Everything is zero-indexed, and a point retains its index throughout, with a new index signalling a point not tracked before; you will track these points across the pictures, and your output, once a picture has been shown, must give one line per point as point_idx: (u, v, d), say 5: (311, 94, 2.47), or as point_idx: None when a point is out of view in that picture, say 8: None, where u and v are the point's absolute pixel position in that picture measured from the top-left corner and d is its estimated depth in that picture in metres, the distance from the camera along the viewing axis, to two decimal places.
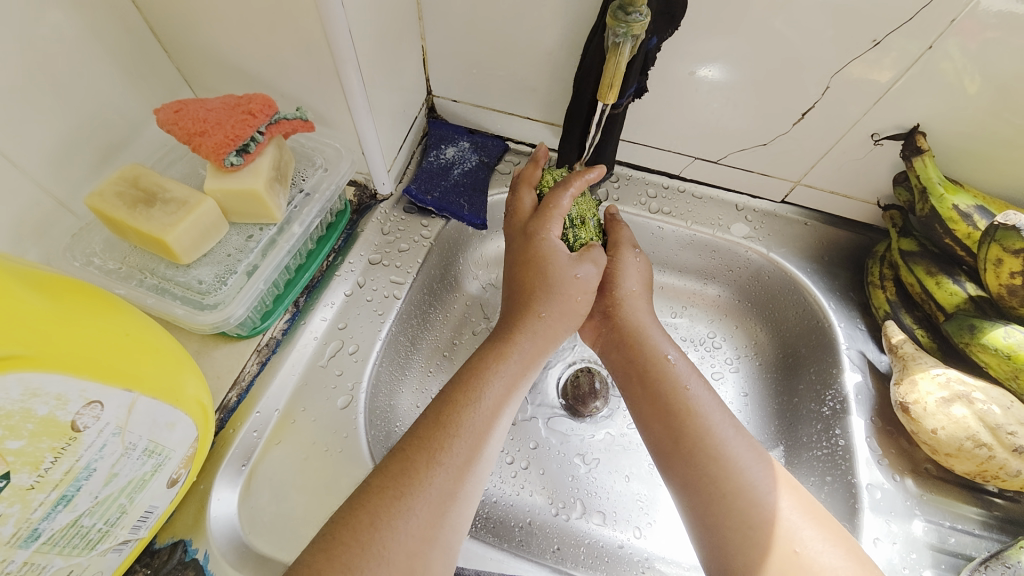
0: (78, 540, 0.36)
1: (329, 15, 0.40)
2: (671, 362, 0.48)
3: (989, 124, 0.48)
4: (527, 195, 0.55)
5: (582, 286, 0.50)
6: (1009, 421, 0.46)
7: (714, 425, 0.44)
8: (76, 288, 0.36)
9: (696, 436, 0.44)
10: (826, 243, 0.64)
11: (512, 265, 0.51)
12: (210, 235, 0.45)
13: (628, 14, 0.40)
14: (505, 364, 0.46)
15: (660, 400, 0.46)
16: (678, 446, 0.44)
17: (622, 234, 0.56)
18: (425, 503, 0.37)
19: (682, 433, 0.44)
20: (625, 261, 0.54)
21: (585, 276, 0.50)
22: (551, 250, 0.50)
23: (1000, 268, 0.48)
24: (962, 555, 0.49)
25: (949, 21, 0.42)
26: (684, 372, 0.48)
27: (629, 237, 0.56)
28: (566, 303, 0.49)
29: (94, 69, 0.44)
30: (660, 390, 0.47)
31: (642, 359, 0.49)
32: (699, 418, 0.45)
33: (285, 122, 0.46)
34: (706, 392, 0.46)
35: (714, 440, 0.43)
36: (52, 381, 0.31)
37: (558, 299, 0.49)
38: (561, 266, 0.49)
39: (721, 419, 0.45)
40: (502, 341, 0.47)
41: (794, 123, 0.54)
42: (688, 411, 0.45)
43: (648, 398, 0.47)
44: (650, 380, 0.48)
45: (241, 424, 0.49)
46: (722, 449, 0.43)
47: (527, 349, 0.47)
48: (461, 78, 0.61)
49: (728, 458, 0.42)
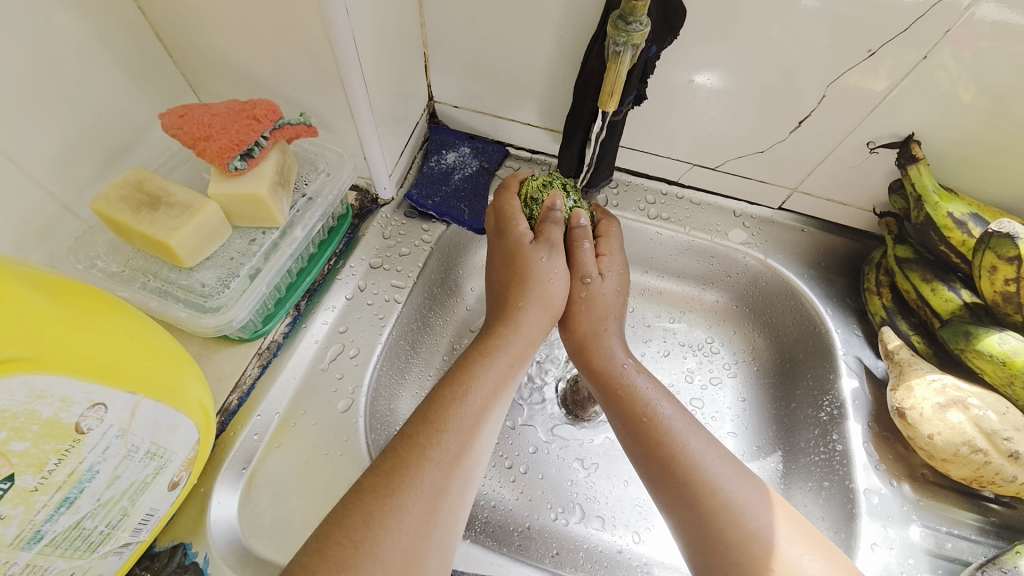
0: (80, 543, 0.36)
1: (333, 20, 0.41)
2: (638, 388, 0.48)
3: (983, 132, 0.48)
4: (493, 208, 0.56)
5: (550, 270, 0.50)
6: (1004, 427, 0.47)
7: (685, 446, 0.44)
8: (79, 290, 0.36)
9: (667, 456, 0.44)
10: (823, 249, 0.64)
11: (497, 268, 0.53)
12: (213, 238, 0.46)
13: (629, 24, 0.41)
14: (491, 358, 0.46)
15: (634, 426, 0.47)
16: (654, 467, 0.45)
17: (580, 257, 0.52)
18: (417, 499, 0.37)
19: (657, 453, 0.45)
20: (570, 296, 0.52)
21: (550, 261, 0.50)
22: (518, 241, 0.51)
23: (995, 275, 0.48)
24: (958, 561, 0.50)
25: (943, 31, 0.43)
26: (652, 396, 0.48)
27: (587, 263, 0.52)
28: (543, 288, 0.49)
29: (100, 74, 0.44)
30: (630, 415, 0.47)
31: (612, 383, 0.49)
32: (671, 440, 0.45)
33: (289, 127, 0.47)
34: (676, 416, 0.47)
35: (686, 461, 0.43)
36: (57, 384, 0.31)
37: (535, 286, 0.49)
38: (528, 254, 0.50)
39: (695, 438, 0.45)
40: (491, 336, 0.48)
41: (791, 131, 0.54)
42: (659, 436, 0.45)
43: (625, 422, 0.47)
44: (622, 403, 0.48)
45: (242, 427, 0.49)
46: (697, 469, 0.43)
47: (513, 345, 0.47)
48: (462, 85, 0.62)
49: (704, 480, 0.42)
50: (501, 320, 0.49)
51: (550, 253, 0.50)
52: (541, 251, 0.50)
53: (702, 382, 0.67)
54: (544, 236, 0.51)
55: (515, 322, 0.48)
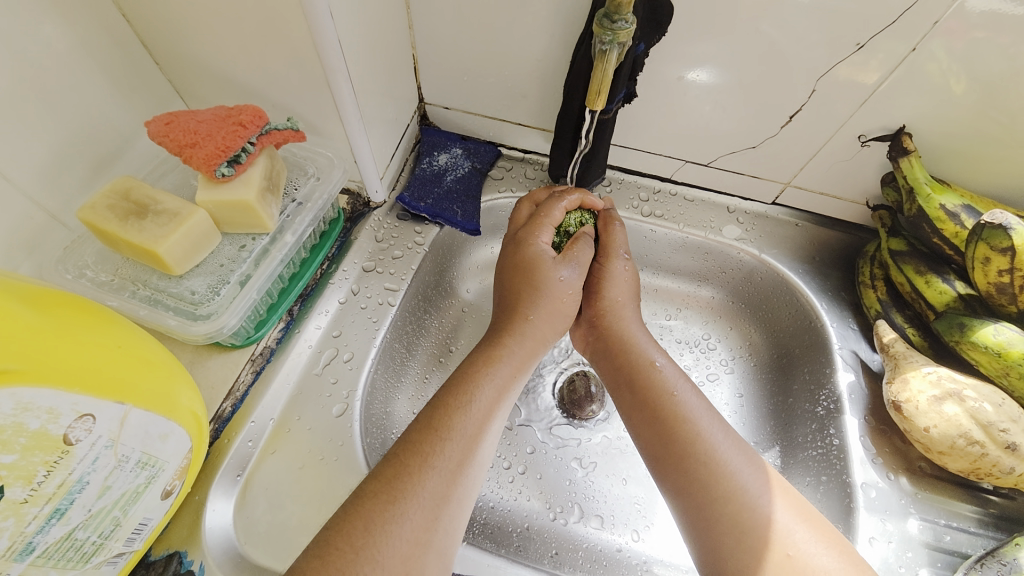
0: (72, 554, 0.36)
1: (318, 24, 0.41)
2: (659, 368, 0.48)
3: (976, 123, 0.48)
4: (525, 208, 0.56)
5: (567, 287, 0.51)
6: (1001, 418, 0.47)
7: (702, 430, 0.44)
8: (66, 301, 0.36)
9: (682, 443, 0.44)
10: (817, 243, 0.64)
11: (507, 268, 0.52)
12: (202, 245, 0.45)
13: (614, 22, 0.41)
14: (495, 367, 0.46)
15: (647, 409, 0.47)
16: (666, 451, 0.44)
17: (613, 237, 0.54)
18: (418, 507, 0.37)
19: (671, 438, 0.44)
20: (614, 270, 0.54)
21: (569, 278, 0.51)
22: (538, 255, 0.51)
23: (988, 266, 0.48)
24: (958, 553, 0.49)
25: (932, 22, 0.42)
26: (672, 377, 0.48)
27: (622, 243, 0.55)
28: (556, 305, 0.50)
29: (86, 83, 0.44)
30: (644, 397, 0.47)
31: (630, 365, 0.49)
32: (690, 423, 0.45)
33: (276, 133, 0.47)
34: (694, 398, 0.47)
35: (704, 445, 0.43)
36: (44, 396, 0.31)
37: (548, 300, 0.50)
38: (547, 269, 0.50)
39: (710, 424, 0.45)
40: (495, 345, 0.48)
41: (782, 126, 0.54)
42: (675, 418, 0.45)
43: (637, 406, 0.47)
44: (637, 386, 0.48)
45: (236, 434, 0.49)
46: (713, 454, 0.43)
47: (517, 354, 0.47)
48: (452, 86, 0.62)
49: (720, 464, 0.42)
50: (508, 326, 0.49)
51: (572, 270, 0.51)
52: (563, 269, 0.51)
53: (700, 379, 0.67)
54: (569, 253, 0.51)
55: (522, 333, 0.49)
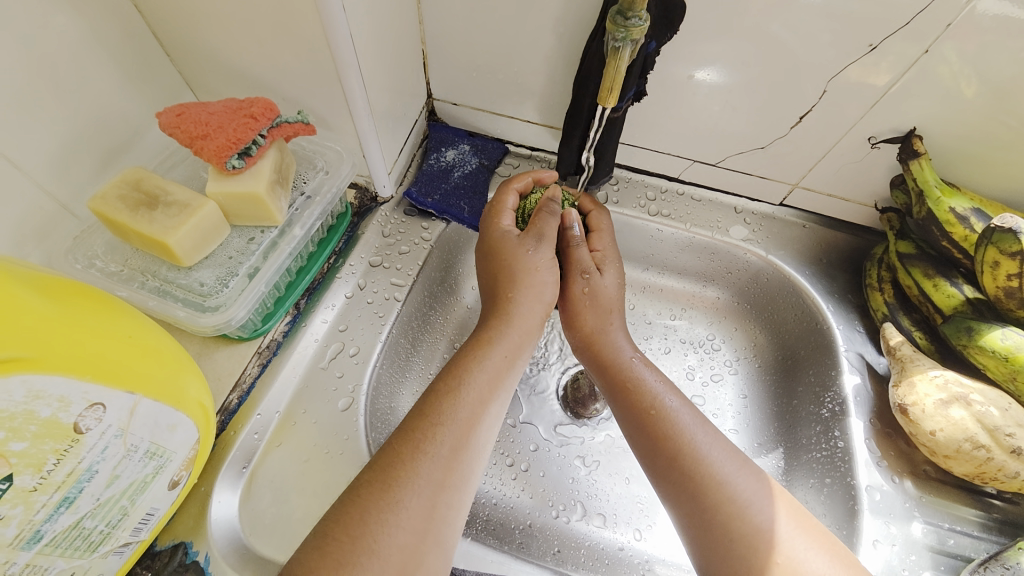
0: (80, 542, 0.36)
1: (330, 18, 0.41)
2: (645, 380, 0.48)
3: (986, 127, 0.48)
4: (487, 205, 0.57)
5: (535, 262, 0.50)
6: (1007, 423, 0.47)
7: (690, 440, 0.44)
8: (76, 290, 0.36)
9: (674, 452, 0.44)
10: (825, 245, 0.64)
11: (484, 267, 0.52)
12: (211, 237, 0.45)
13: (628, 19, 0.40)
14: (486, 351, 0.46)
15: (637, 419, 0.47)
16: (658, 461, 0.44)
17: (577, 254, 0.52)
18: (414, 494, 0.37)
19: (662, 448, 0.44)
20: (575, 293, 0.53)
21: (537, 251, 0.50)
22: (503, 237, 0.51)
23: (997, 270, 0.48)
24: (961, 557, 0.49)
25: (945, 25, 0.42)
26: (658, 390, 0.48)
27: (585, 259, 0.52)
28: (533, 278, 0.49)
29: (98, 73, 0.44)
30: (635, 409, 0.47)
31: (619, 377, 0.49)
32: (677, 434, 0.45)
33: (287, 126, 0.46)
34: (682, 407, 0.46)
35: (693, 455, 0.43)
36: (55, 384, 0.31)
37: (524, 277, 0.49)
38: (514, 248, 0.50)
39: (699, 432, 0.45)
40: (483, 331, 0.48)
41: (792, 127, 0.54)
42: (664, 429, 0.45)
43: (628, 419, 0.47)
44: (626, 400, 0.48)
45: (242, 427, 0.49)
46: (702, 463, 0.43)
47: (507, 338, 0.47)
48: (461, 83, 0.62)
49: (711, 473, 0.42)
50: (493, 315, 0.49)
51: (537, 242, 0.50)
52: (529, 243, 0.50)
53: (703, 380, 0.67)
54: (534, 227, 0.51)
55: (508, 313, 0.48)
